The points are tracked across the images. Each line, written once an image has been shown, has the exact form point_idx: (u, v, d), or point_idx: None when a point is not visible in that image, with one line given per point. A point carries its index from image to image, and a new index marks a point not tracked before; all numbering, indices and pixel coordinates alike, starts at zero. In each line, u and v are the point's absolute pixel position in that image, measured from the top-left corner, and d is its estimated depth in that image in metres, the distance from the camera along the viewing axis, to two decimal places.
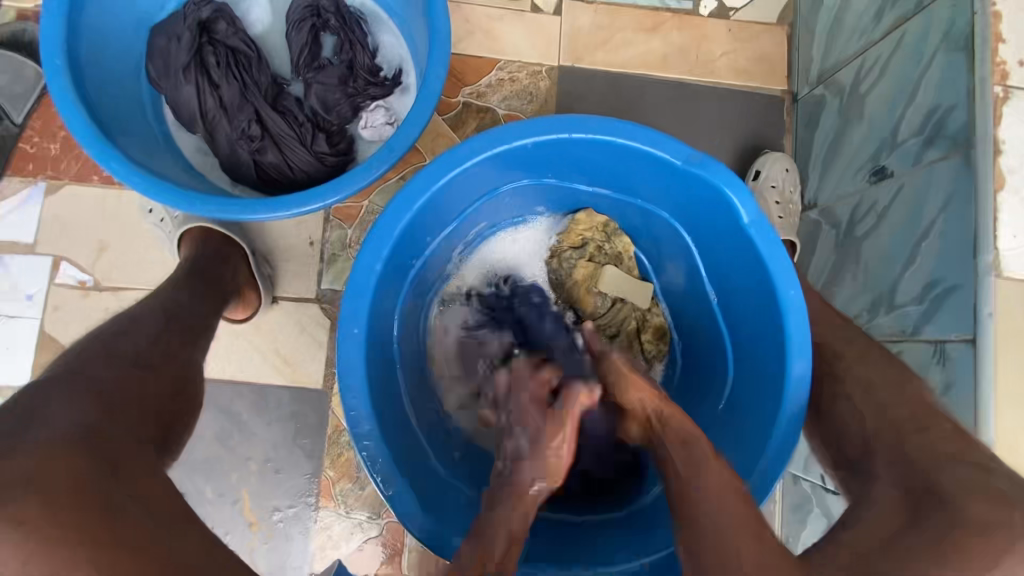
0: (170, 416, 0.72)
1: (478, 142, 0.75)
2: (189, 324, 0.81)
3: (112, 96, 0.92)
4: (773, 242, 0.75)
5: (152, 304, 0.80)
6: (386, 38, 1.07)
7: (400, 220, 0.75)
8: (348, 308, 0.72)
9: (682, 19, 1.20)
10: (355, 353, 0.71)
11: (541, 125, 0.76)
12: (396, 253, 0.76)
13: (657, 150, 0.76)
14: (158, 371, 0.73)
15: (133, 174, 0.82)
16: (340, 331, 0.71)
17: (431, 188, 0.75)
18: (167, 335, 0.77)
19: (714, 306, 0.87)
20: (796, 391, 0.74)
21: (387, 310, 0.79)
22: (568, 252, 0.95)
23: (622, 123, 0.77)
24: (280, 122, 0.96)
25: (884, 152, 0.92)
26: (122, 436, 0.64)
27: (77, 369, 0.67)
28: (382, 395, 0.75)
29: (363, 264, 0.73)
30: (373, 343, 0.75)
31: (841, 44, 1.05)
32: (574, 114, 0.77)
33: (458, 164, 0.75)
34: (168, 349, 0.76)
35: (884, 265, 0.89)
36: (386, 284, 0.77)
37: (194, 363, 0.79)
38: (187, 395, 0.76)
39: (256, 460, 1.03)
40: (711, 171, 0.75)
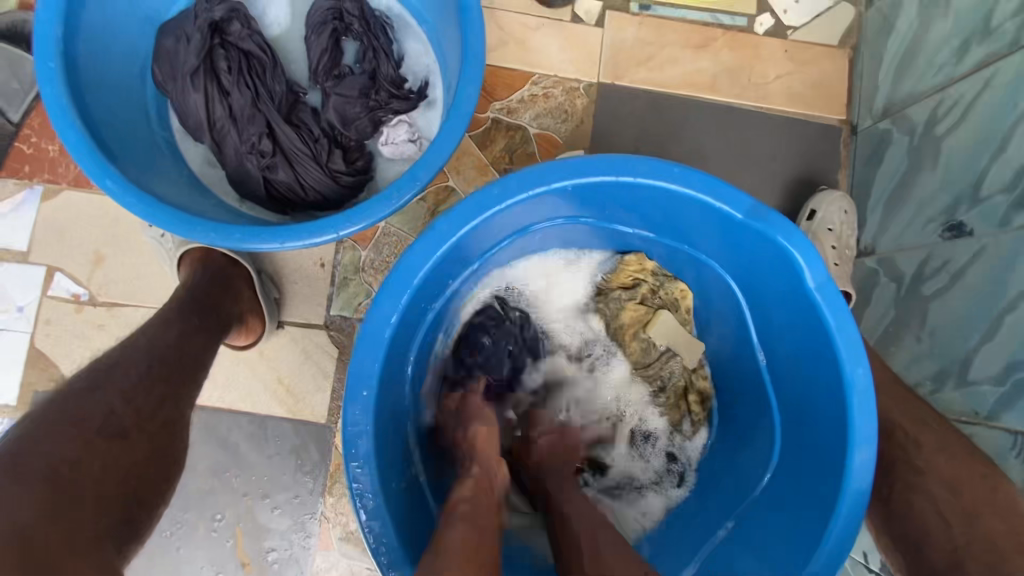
0: (140, 492, 0.62)
1: (513, 181, 0.67)
2: (178, 368, 0.72)
3: (112, 103, 0.84)
4: (842, 312, 0.66)
5: (136, 344, 0.71)
6: (412, 46, 0.98)
7: (423, 265, 0.66)
8: (357, 366, 0.64)
9: (734, 38, 1.10)
10: (362, 419, 0.63)
11: (584, 165, 0.67)
12: (414, 300, 0.68)
13: (715, 201, 0.68)
14: (126, 438, 0.63)
15: (129, 193, 0.74)
16: (347, 391, 0.63)
17: (459, 231, 0.67)
18: (148, 385, 0.68)
19: (763, 368, 0.79)
20: (857, 486, 0.66)
21: (401, 361, 0.71)
22: (616, 293, 0.87)
23: (678, 166, 0.68)
24: (293, 137, 0.88)
25: (962, 205, 0.82)
26: (77, 526, 0.54)
27: (34, 438, 0.57)
28: (391, 459, 0.67)
29: (379, 313, 0.65)
30: (384, 404, 0.67)
31: (915, 76, 0.95)
32: (623, 154, 0.68)
33: (490, 206, 0.67)
34: (144, 409, 0.66)
35: (955, 333, 0.80)
36: (403, 334, 0.69)
37: (182, 417, 0.71)
38: (166, 455, 0.67)
39: (253, 495, 0.96)
40: (774, 226, 0.67)
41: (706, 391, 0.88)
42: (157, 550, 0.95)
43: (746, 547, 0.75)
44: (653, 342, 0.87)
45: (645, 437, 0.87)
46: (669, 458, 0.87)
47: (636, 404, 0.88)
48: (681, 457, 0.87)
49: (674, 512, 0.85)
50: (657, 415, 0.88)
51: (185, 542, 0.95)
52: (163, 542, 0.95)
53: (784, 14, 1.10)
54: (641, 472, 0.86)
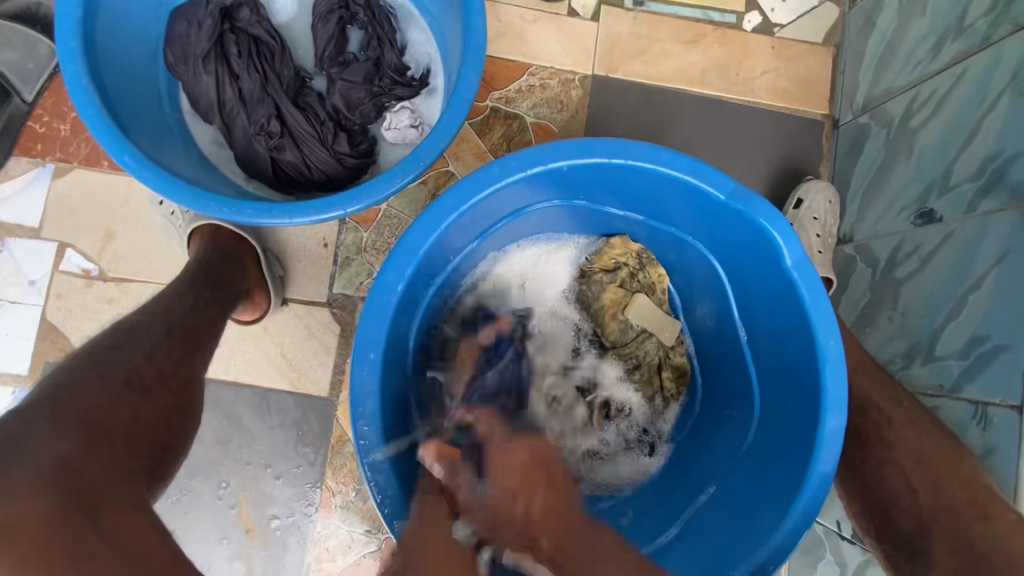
0: (162, 441, 0.66)
1: (512, 162, 0.71)
2: (192, 336, 0.76)
3: (127, 82, 0.87)
4: (817, 288, 0.71)
5: (153, 312, 0.75)
6: (414, 35, 1.02)
7: (426, 238, 0.71)
8: (364, 331, 0.68)
9: (724, 34, 1.14)
10: (369, 380, 0.67)
11: (578, 148, 0.72)
12: (418, 272, 0.73)
13: (702, 183, 0.72)
14: (148, 392, 0.67)
15: (146, 168, 0.78)
16: (355, 354, 0.68)
17: (460, 208, 0.71)
18: (166, 348, 0.72)
19: (744, 344, 0.84)
20: (829, 448, 0.70)
21: (404, 330, 0.75)
22: (598, 275, 0.93)
23: (666, 150, 0.72)
24: (301, 119, 0.92)
25: (933, 193, 0.87)
26: (109, 471, 0.59)
27: (65, 392, 0.61)
28: (393, 420, 0.72)
29: (385, 283, 0.69)
30: (389, 369, 0.71)
31: (893, 72, 1.00)
32: (615, 138, 0.73)
33: (491, 184, 0.71)
34: (163, 368, 0.70)
35: (924, 313, 0.85)
36: (407, 304, 0.73)
37: (196, 381, 0.74)
38: (185, 412, 0.71)
39: (257, 465, 1.00)
40: (755, 207, 0.72)
41: (683, 367, 0.93)
42: (164, 517, 0.98)
43: (725, 510, 0.80)
44: (630, 323, 0.92)
45: (621, 412, 0.92)
46: (641, 430, 0.92)
47: (611, 381, 0.92)
48: (651, 429, 0.92)
49: (649, 480, 0.90)
50: (630, 390, 0.92)
51: (190, 509, 0.99)
52: (169, 508, 0.98)
53: (772, 12, 1.15)
54: (614, 443, 0.91)
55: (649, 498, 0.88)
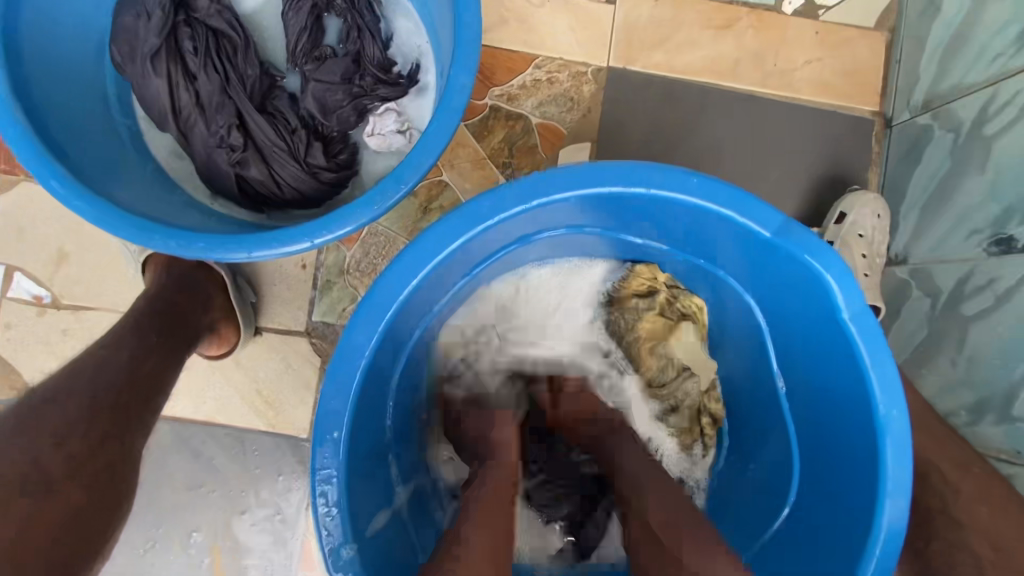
0: (65, 557, 0.54)
1: (507, 194, 0.59)
2: (124, 401, 0.66)
3: (62, 86, 0.75)
4: (878, 345, 0.58)
5: (79, 373, 0.65)
6: (402, 24, 0.88)
7: (401, 289, 0.59)
8: (326, 404, 0.58)
9: (760, 17, 0.99)
10: (332, 463, 0.58)
11: (588, 175, 0.59)
12: (395, 325, 0.62)
13: (741, 217, 0.59)
14: (52, 492, 0.56)
15: (76, 195, 0.66)
16: (316, 433, 0.58)
17: (443, 251, 0.59)
18: (88, 421, 0.61)
19: (781, 395, 0.72)
20: (886, 540, 0.58)
21: (382, 389, 0.65)
22: (633, 303, 0.81)
23: (697, 176, 0.59)
24: (267, 129, 0.80)
25: (1014, 216, 0.73)
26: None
27: None
28: (366, 497, 0.62)
29: (351, 344, 0.58)
30: (359, 441, 0.62)
31: (964, 66, 0.84)
32: (635, 162, 0.60)
33: (479, 221, 0.59)
34: (82, 453, 0.59)
35: (999, 361, 0.72)
36: (381, 362, 0.62)
37: (129, 455, 0.64)
38: (111, 502, 0.60)
39: (231, 511, 0.90)
40: (805, 248, 0.59)
41: (722, 416, 0.82)
42: (130, 568, 0.90)
43: None
44: (671, 357, 0.82)
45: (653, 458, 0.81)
46: (676, 480, 0.81)
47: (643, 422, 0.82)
48: (687, 479, 0.81)
49: None
50: (666, 433, 0.82)
51: (159, 559, 0.90)
52: (136, 558, 0.90)
53: None
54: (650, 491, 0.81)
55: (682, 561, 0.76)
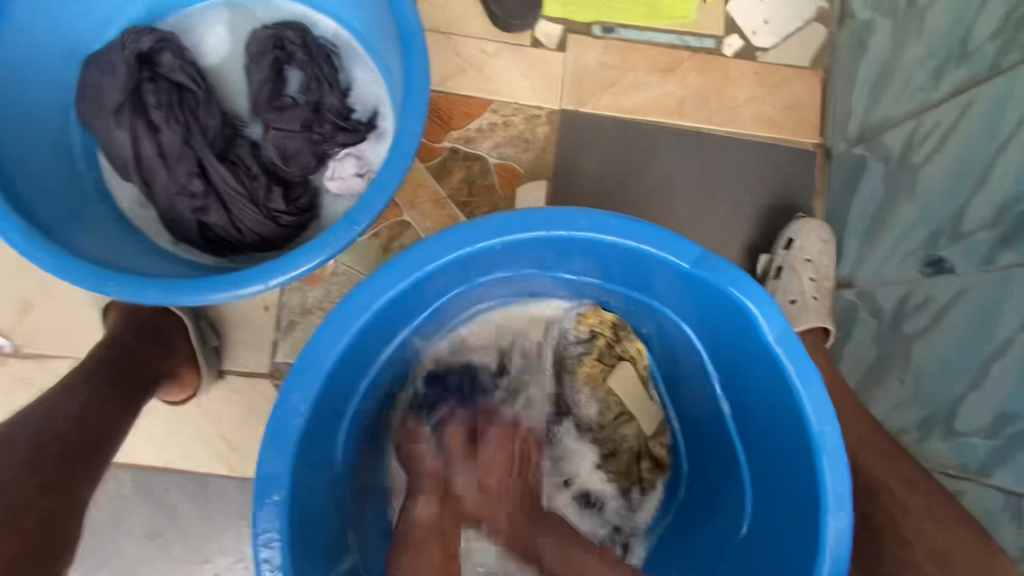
0: None
1: (434, 245, 0.63)
2: (76, 447, 0.67)
3: (27, 140, 0.78)
4: (803, 362, 0.61)
5: (28, 423, 0.66)
6: (361, 74, 0.93)
7: (338, 343, 0.62)
8: (265, 465, 0.59)
9: (702, 60, 1.05)
10: (273, 526, 0.59)
11: (510, 223, 0.63)
12: (336, 378, 0.64)
13: (660, 252, 0.63)
14: None
15: (36, 246, 0.68)
16: (256, 496, 0.59)
17: (375, 306, 0.63)
18: (29, 474, 0.61)
19: (727, 420, 0.74)
20: (830, 557, 0.59)
21: (325, 441, 0.66)
22: (573, 348, 0.83)
23: (614, 217, 0.63)
24: (227, 176, 0.82)
25: (942, 240, 0.77)
26: None
27: None
28: (309, 551, 0.62)
29: (288, 403, 0.60)
30: (304, 500, 0.62)
31: (891, 99, 0.90)
32: (557, 207, 0.64)
33: (409, 273, 0.63)
34: (15, 506, 0.59)
35: (939, 379, 0.74)
36: (325, 412, 0.65)
37: (72, 507, 0.63)
38: (47, 559, 0.60)
39: (190, 563, 0.88)
40: (722, 276, 0.62)
41: (664, 459, 0.83)
42: None
43: None
44: (610, 399, 0.83)
45: (592, 505, 0.82)
46: (614, 529, 0.82)
47: (581, 468, 0.82)
48: (627, 526, 0.82)
49: None
50: (604, 480, 0.82)
51: None
52: None
53: (754, 35, 1.06)
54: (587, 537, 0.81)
55: None
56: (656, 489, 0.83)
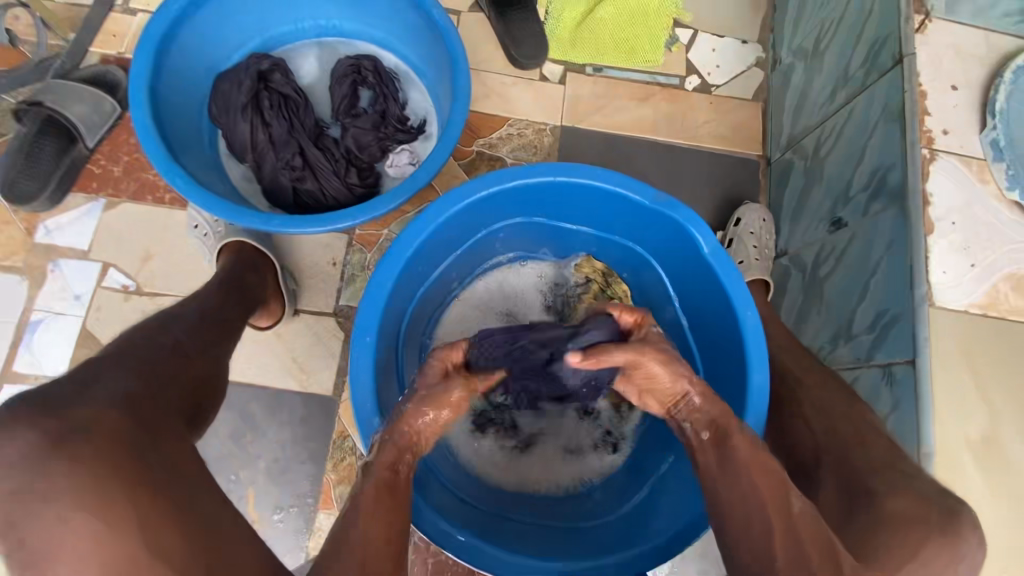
0: (198, 400, 0.79)
1: (477, 184, 0.90)
2: (221, 326, 0.92)
3: (176, 124, 1.08)
4: (731, 267, 0.86)
5: (190, 307, 0.91)
6: (414, 94, 1.25)
7: (414, 240, 0.87)
8: (361, 321, 0.82)
9: (669, 92, 1.38)
10: (366, 368, 0.81)
11: (529, 171, 0.90)
12: (404, 277, 0.88)
13: (629, 192, 0.90)
14: (189, 358, 0.81)
15: (194, 188, 0.96)
16: (353, 343, 0.81)
17: (437, 222, 0.88)
18: (202, 329, 0.87)
19: (686, 330, 0.99)
20: (757, 401, 0.83)
21: (394, 328, 0.91)
22: (574, 288, 1.07)
23: (599, 169, 0.91)
24: (319, 156, 1.12)
25: (840, 205, 1.05)
26: (163, 404, 0.71)
27: (128, 351, 0.75)
28: (385, 398, 0.85)
29: (377, 282, 0.84)
30: (380, 359, 0.85)
31: (806, 116, 1.22)
32: (561, 162, 0.91)
33: (459, 202, 0.89)
34: (201, 344, 0.85)
35: (841, 302, 1.00)
36: (396, 300, 0.88)
37: (225, 356, 0.89)
38: (216, 382, 0.84)
39: (265, 460, 1.10)
40: (676, 209, 0.89)
41: None
42: None
43: (680, 478, 0.92)
44: None
45: (590, 415, 1.03)
46: (603, 432, 1.03)
47: None
48: (615, 432, 1.04)
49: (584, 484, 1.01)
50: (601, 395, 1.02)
51: None
52: None
53: (708, 76, 1.40)
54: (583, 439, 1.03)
55: (619, 486, 1.01)
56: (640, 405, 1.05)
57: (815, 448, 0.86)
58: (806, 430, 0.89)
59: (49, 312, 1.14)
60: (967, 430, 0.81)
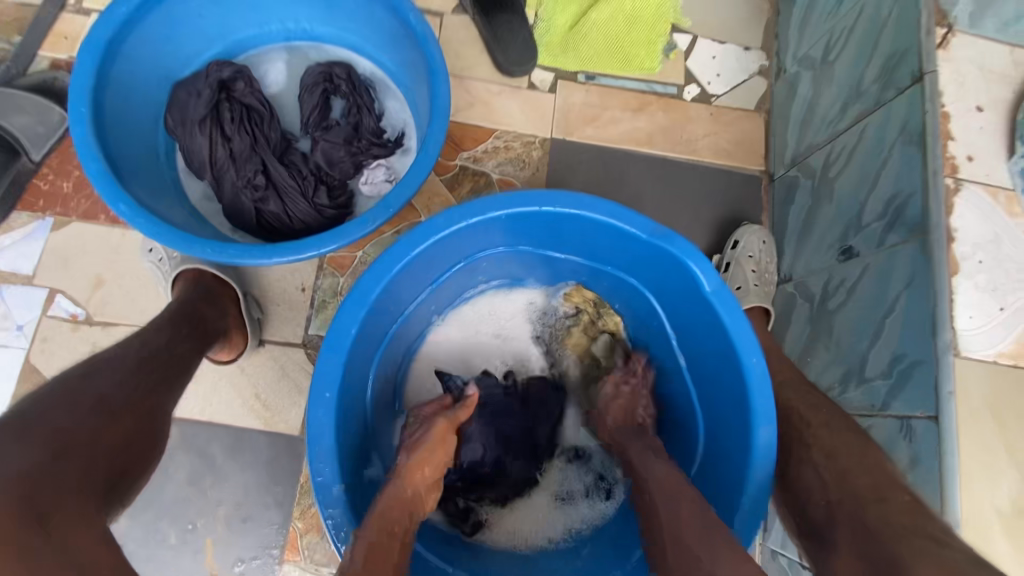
0: (119, 468, 0.69)
1: (453, 213, 0.80)
2: (161, 367, 0.82)
3: (125, 140, 0.98)
4: (735, 309, 0.78)
5: (128, 348, 0.81)
6: (392, 104, 1.15)
7: (377, 283, 0.78)
8: (320, 371, 0.74)
9: (666, 102, 1.29)
10: (325, 424, 0.72)
11: (513, 199, 0.81)
12: (371, 318, 0.80)
13: (622, 224, 0.82)
14: (114, 417, 0.71)
15: (139, 214, 0.86)
16: (312, 396, 0.73)
17: (410, 256, 0.80)
18: (137, 378, 0.77)
19: (684, 370, 0.91)
20: (762, 460, 0.75)
21: (362, 372, 0.82)
22: (563, 320, 1.03)
23: (590, 197, 0.82)
24: (285, 174, 1.02)
25: (851, 232, 0.97)
26: (68, 483, 0.62)
27: (36, 413, 0.65)
28: (350, 455, 0.77)
29: (340, 326, 0.75)
30: (344, 411, 0.76)
31: (813, 132, 1.13)
32: (547, 188, 0.82)
33: (434, 234, 0.80)
34: (131, 397, 0.75)
35: (853, 340, 0.92)
36: (363, 344, 0.80)
37: (163, 408, 0.79)
38: (147, 442, 0.74)
39: (226, 506, 1.01)
40: (675, 243, 0.80)
41: None
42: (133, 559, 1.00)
43: None
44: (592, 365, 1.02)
45: (580, 458, 1.01)
46: (596, 477, 0.98)
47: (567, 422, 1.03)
48: (607, 476, 0.98)
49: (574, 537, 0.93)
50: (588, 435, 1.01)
51: (158, 550, 1.00)
52: (137, 549, 1.00)
53: (709, 85, 1.31)
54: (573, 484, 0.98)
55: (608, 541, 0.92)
56: None
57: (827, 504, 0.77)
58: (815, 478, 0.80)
59: None
60: (995, 497, 0.72)
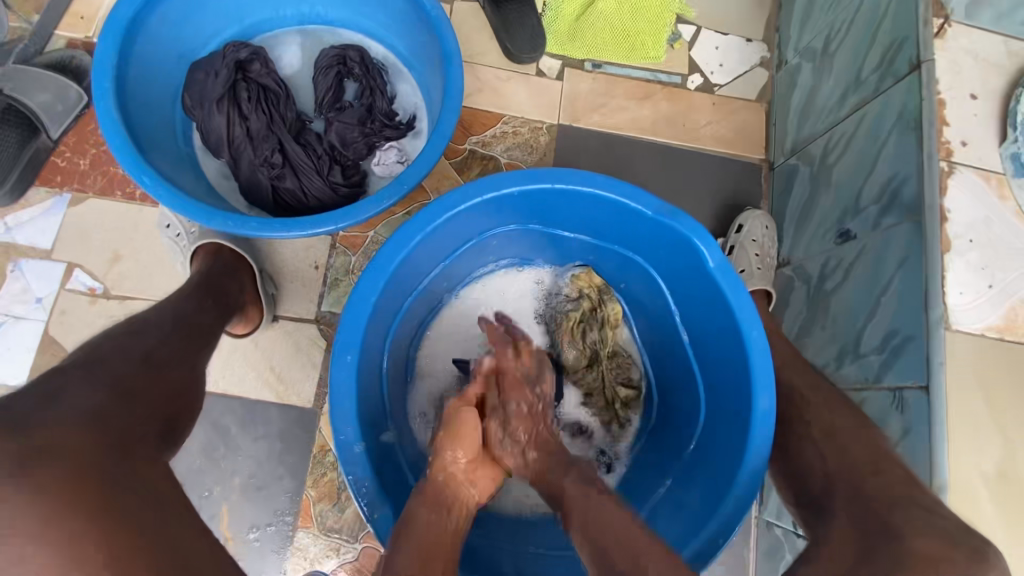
0: (173, 412, 0.74)
1: (469, 189, 0.83)
2: (194, 334, 0.85)
3: (146, 118, 1.00)
4: (738, 285, 0.81)
5: (162, 313, 0.85)
6: (403, 88, 1.18)
7: (396, 255, 0.81)
8: (341, 339, 0.77)
9: (670, 91, 1.32)
10: (346, 389, 0.76)
11: (527, 176, 0.84)
12: (388, 290, 0.83)
13: (630, 202, 0.85)
14: (163, 368, 0.76)
15: (163, 187, 0.89)
16: (333, 363, 0.76)
17: (426, 230, 0.83)
18: (175, 340, 0.81)
19: (687, 346, 0.95)
20: (761, 428, 0.79)
21: (378, 342, 0.85)
22: (564, 301, 1.04)
23: (600, 176, 0.85)
24: (301, 153, 1.05)
25: (848, 216, 1.01)
26: (130, 424, 0.66)
27: (89, 365, 0.69)
28: (368, 420, 0.80)
29: (359, 296, 0.79)
30: (363, 378, 0.80)
31: (813, 121, 1.17)
32: (557, 167, 0.85)
33: (449, 209, 0.83)
34: (175, 352, 0.79)
35: (849, 318, 0.96)
36: (380, 314, 0.83)
37: (199, 366, 0.83)
38: (191, 394, 0.79)
39: (240, 475, 1.04)
40: (681, 221, 0.83)
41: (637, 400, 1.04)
42: None
43: (677, 504, 0.88)
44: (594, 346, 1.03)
45: (583, 434, 1.01)
46: (599, 452, 1.01)
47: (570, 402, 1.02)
48: (608, 452, 1.01)
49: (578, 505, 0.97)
50: (589, 414, 1.02)
51: None
52: None
53: (711, 75, 1.34)
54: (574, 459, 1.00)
55: None
56: (632, 424, 1.03)
57: (825, 475, 0.81)
58: (816, 451, 0.84)
59: (8, 315, 1.06)
60: (981, 463, 0.77)
